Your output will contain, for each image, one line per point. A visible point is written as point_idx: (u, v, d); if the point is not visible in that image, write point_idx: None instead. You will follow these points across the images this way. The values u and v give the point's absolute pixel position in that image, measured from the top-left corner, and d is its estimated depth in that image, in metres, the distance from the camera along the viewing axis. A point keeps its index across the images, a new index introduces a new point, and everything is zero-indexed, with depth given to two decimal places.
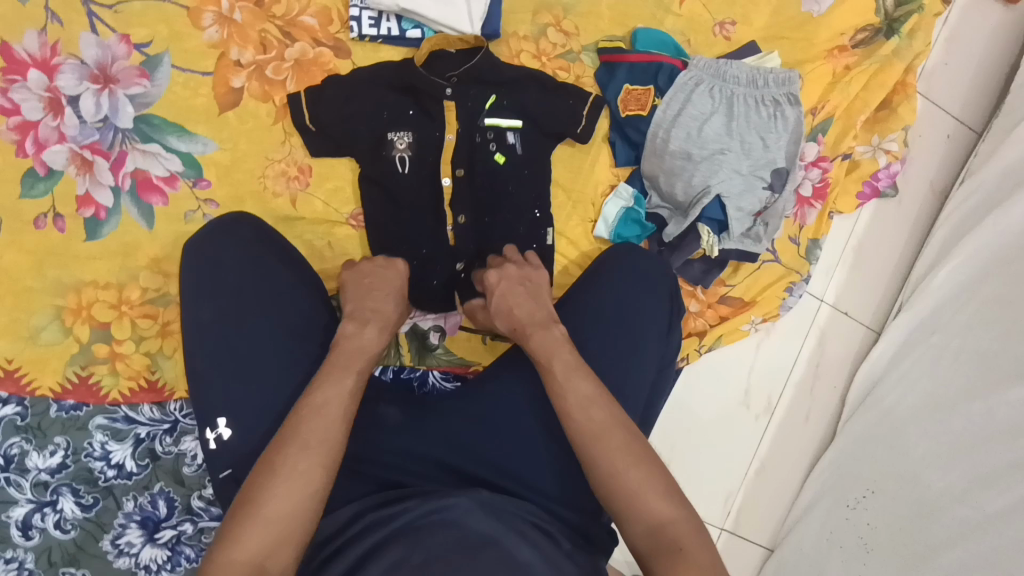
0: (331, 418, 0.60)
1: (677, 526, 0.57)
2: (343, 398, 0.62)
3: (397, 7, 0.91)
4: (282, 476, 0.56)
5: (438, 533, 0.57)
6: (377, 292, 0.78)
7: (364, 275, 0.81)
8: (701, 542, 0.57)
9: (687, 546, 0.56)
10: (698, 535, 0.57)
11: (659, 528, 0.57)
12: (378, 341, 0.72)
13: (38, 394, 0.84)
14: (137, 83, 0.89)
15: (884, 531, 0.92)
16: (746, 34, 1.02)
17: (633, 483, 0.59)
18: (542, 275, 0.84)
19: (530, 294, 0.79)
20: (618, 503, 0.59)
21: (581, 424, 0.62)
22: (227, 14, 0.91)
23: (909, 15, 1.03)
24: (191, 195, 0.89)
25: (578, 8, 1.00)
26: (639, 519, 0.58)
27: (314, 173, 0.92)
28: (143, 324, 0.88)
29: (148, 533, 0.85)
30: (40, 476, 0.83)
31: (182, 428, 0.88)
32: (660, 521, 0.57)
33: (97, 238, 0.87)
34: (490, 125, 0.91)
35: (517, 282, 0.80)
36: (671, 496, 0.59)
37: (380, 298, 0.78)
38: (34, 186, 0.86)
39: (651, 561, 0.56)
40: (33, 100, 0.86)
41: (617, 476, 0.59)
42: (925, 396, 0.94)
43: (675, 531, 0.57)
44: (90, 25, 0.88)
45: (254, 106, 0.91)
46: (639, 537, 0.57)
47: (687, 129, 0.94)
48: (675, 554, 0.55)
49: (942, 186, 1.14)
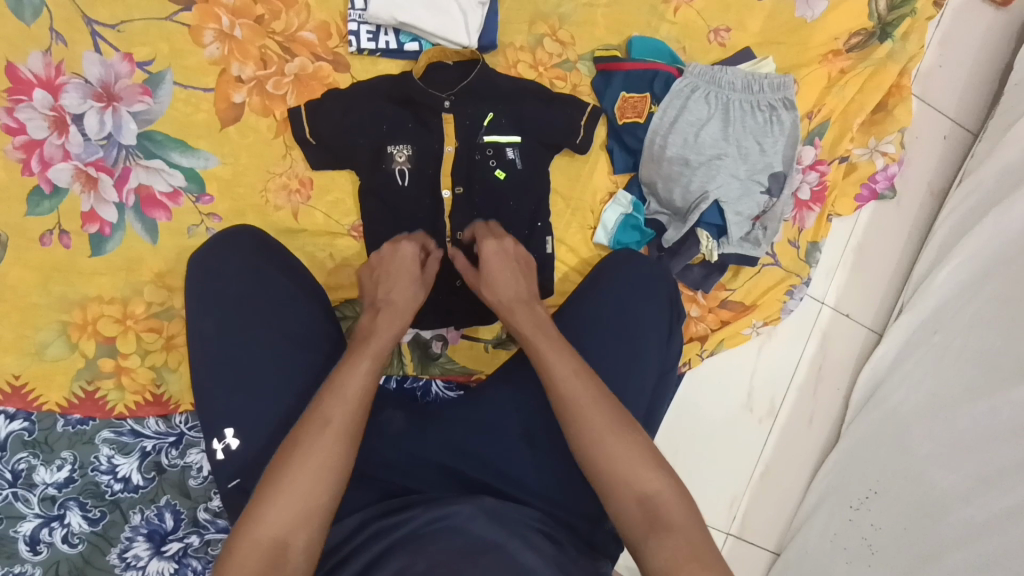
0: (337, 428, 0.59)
1: (665, 498, 0.58)
2: (350, 403, 0.61)
3: (395, 21, 0.92)
4: (286, 484, 0.55)
5: (442, 540, 0.57)
6: (399, 277, 0.80)
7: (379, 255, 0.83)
8: (690, 516, 0.57)
9: (676, 521, 0.56)
10: (686, 507, 0.58)
11: (648, 506, 0.57)
12: (393, 337, 0.72)
13: (45, 409, 0.85)
14: (140, 100, 0.90)
15: (888, 533, 0.92)
16: (741, 40, 1.03)
17: (620, 459, 0.59)
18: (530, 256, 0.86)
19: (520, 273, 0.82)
20: (604, 478, 0.59)
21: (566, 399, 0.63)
22: (228, 31, 0.92)
23: (902, 18, 1.03)
24: (194, 210, 0.91)
25: (573, 17, 1.01)
26: (628, 499, 0.58)
27: (315, 186, 0.93)
28: (148, 338, 0.88)
29: (154, 546, 0.86)
30: (48, 490, 0.84)
31: (188, 440, 0.88)
32: (647, 495, 0.58)
33: (102, 254, 0.88)
34: (489, 142, 0.92)
35: (507, 250, 0.82)
36: (655, 470, 0.59)
37: (398, 285, 0.79)
38: (40, 204, 0.87)
39: (643, 536, 0.56)
40: (38, 120, 0.87)
41: (602, 449, 0.60)
42: (930, 396, 0.94)
43: (663, 507, 0.57)
44: (93, 44, 0.89)
45: (255, 120, 0.92)
46: (629, 518, 0.57)
47: (685, 135, 0.95)
48: (665, 531, 0.56)
49: (940, 187, 1.14)
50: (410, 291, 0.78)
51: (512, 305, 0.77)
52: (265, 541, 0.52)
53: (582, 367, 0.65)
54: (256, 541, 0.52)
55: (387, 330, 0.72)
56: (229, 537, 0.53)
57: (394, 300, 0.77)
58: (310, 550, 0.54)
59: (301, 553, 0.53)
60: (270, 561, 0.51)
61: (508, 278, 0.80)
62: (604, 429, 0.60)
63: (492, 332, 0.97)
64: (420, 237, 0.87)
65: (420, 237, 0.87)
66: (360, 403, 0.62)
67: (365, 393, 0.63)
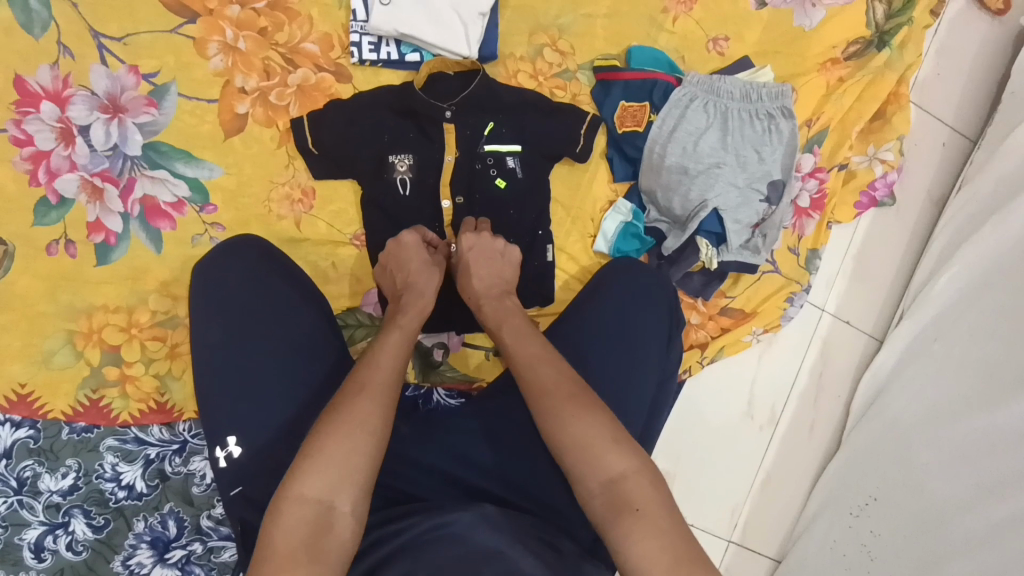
0: (366, 413, 0.61)
1: (634, 481, 0.58)
2: (380, 390, 0.64)
3: (397, 32, 0.93)
4: (319, 462, 0.57)
5: (443, 549, 0.58)
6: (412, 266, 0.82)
7: (384, 257, 0.86)
8: (658, 500, 0.57)
9: (642, 506, 0.56)
10: (654, 490, 0.58)
11: (614, 491, 0.58)
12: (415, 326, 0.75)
13: (51, 417, 0.86)
14: (146, 111, 0.91)
15: (886, 539, 0.93)
16: (740, 49, 1.04)
17: (581, 440, 0.60)
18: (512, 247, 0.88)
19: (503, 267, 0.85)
20: (570, 458, 0.60)
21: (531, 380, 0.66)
22: (232, 43, 0.93)
23: (899, 28, 1.04)
24: (198, 219, 0.92)
25: (573, 28, 1.02)
26: (595, 485, 0.58)
27: (317, 196, 0.94)
28: (153, 346, 0.89)
29: (158, 553, 0.87)
30: (52, 498, 0.84)
31: (191, 448, 0.89)
32: (611, 477, 0.58)
33: (107, 263, 0.89)
34: (489, 151, 0.93)
35: (491, 243, 0.84)
36: (619, 453, 0.59)
37: (416, 276, 0.81)
38: (47, 214, 0.88)
39: (607, 517, 0.56)
40: (46, 131, 0.88)
41: (564, 428, 0.61)
42: (927, 405, 0.95)
43: (629, 491, 0.57)
44: (100, 57, 0.90)
45: (258, 131, 0.93)
46: (597, 506, 0.58)
47: (683, 145, 0.96)
48: (630, 516, 0.56)
49: (939, 195, 1.15)
50: (429, 279, 0.81)
51: (485, 298, 0.81)
52: (310, 503, 0.55)
53: (548, 357, 0.68)
54: (302, 502, 0.55)
55: (415, 318, 0.76)
56: (274, 500, 0.56)
57: (416, 290, 0.80)
58: (354, 514, 0.57)
59: (344, 515, 0.56)
60: (316, 522, 0.55)
61: (489, 269, 0.83)
62: (567, 415, 0.62)
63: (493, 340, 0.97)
64: (421, 230, 0.88)
65: (420, 231, 0.88)
66: (392, 382, 0.66)
67: (398, 376, 0.67)
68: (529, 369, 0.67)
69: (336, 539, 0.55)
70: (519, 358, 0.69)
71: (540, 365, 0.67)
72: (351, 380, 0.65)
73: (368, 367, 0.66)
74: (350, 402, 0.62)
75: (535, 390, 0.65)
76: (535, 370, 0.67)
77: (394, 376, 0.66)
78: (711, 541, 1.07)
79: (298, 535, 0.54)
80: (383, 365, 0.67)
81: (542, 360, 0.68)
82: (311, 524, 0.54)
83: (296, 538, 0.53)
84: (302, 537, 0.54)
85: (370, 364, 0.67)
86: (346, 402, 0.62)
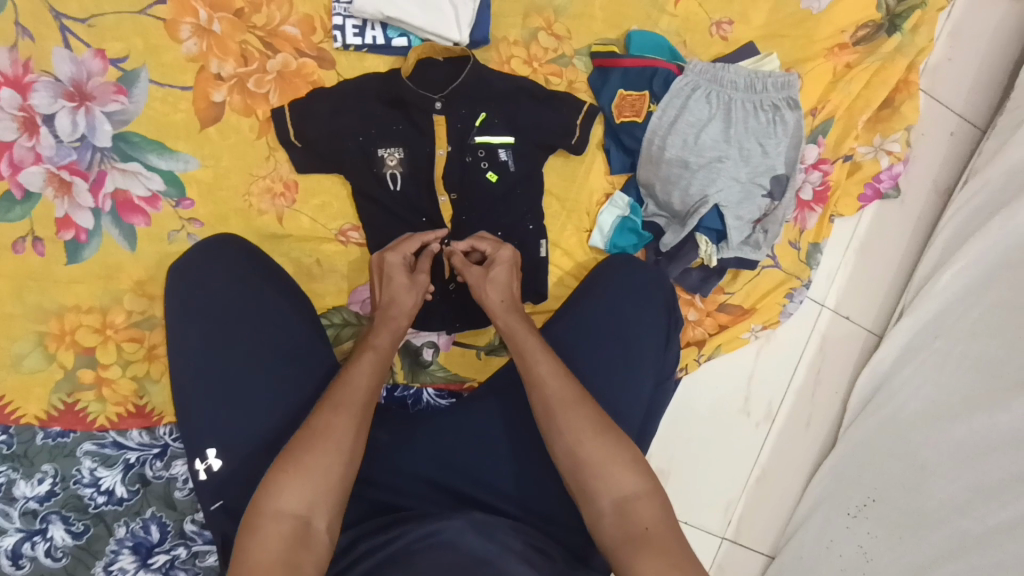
0: (340, 427, 0.60)
1: (642, 502, 0.59)
2: (358, 404, 0.63)
3: (381, 15, 0.88)
4: (296, 474, 0.56)
5: (433, 558, 0.55)
6: (393, 287, 0.78)
7: (375, 257, 0.83)
8: (665, 522, 0.58)
9: (652, 526, 0.57)
10: (662, 512, 0.59)
11: (625, 512, 0.58)
12: (391, 347, 0.73)
13: (24, 422, 0.83)
14: (114, 100, 0.86)
15: (884, 541, 0.91)
16: (744, 33, 0.99)
17: (602, 456, 0.61)
18: (506, 253, 0.82)
19: (507, 278, 0.80)
20: (585, 474, 0.61)
21: (546, 411, 0.64)
22: (205, 25, 0.88)
23: (912, 10, 1.00)
24: (174, 214, 0.87)
25: (569, 10, 0.96)
26: (606, 504, 0.59)
27: (301, 189, 0.90)
28: (129, 347, 0.86)
29: (141, 559, 0.83)
30: (29, 504, 0.81)
31: (172, 452, 0.86)
32: (626, 498, 0.59)
33: (78, 262, 0.85)
34: (479, 143, 0.88)
35: (504, 256, 0.81)
36: (635, 474, 0.60)
37: (398, 290, 0.78)
38: (11, 210, 0.83)
39: (624, 545, 0.56)
40: (6, 120, 0.83)
41: (582, 444, 0.62)
42: (931, 402, 0.92)
43: (640, 511, 0.58)
44: (63, 40, 0.84)
45: (236, 120, 0.88)
46: (608, 525, 0.58)
47: (684, 136, 0.92)
48: (641, 536, 0.56)
49: (945, 185, 1.11)
50: (414, 297, 0.78)
51: (496, 312, 0.77)
52: (287, 518, 0.54)
53: (561, 371, 0.67)
54: (279, 519, 0.54)
55: (389, 339, 0.74)
56: (250, 515, 0.55)
57: (400, 309, 0.77)
58: (329, 531, 0.56)
59: (320, 533, 0.55)
60: (293, 537, 0.53)
61: (501, 286, 0.79)
62: (582, 431, 0.62)
63: (485, 339, 0.94)
64: (415, 238, 0.82)
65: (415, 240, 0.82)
66: (368, 401, 0.64)
67: (371, 395, 0.65)
68: (537, 388, 0.66)
69: (313, 554, 0.53)
70: (530, 375, 0.67)
71: (550, 382, 0.66)
72: (324, 398, 0.63)
73: (339, 385, 0.64)
74: (324, 420, 0.60)
75: (541, 411, 0.65)
76: (560, 380, 0.66)
77: (365, 396, 0.64)
78: (704, 539, 1.06)
79: (277, 550, 0.52)
80: (355, 386, 0.64)
81: (554, 375, 0.66)
82: (289, 538, 0.53)
83: (272, 553, 0.52)
84: (279, 552, 0.52)
85: (340, 388, 0.64)
86: (321, 420, 0.60)
